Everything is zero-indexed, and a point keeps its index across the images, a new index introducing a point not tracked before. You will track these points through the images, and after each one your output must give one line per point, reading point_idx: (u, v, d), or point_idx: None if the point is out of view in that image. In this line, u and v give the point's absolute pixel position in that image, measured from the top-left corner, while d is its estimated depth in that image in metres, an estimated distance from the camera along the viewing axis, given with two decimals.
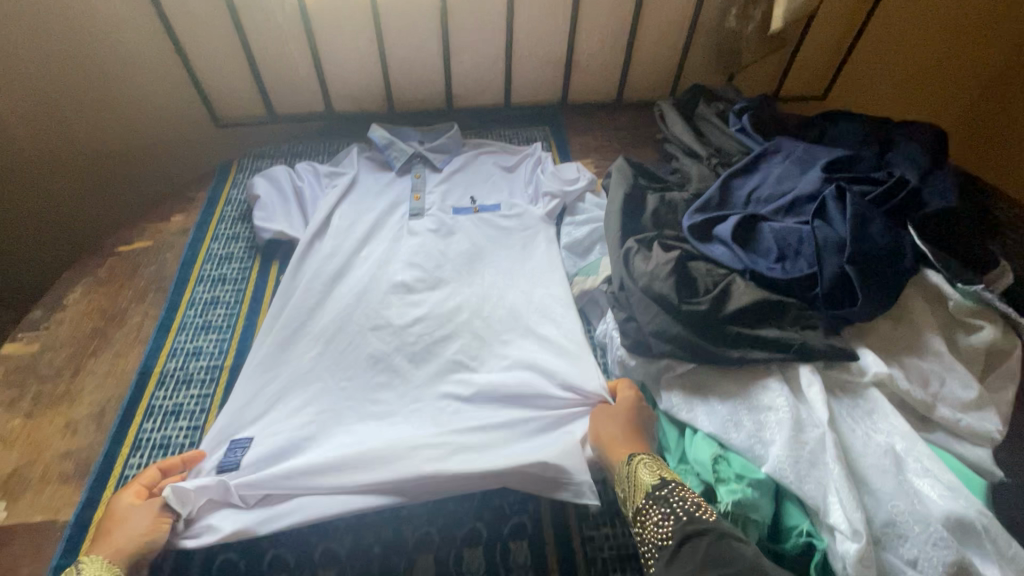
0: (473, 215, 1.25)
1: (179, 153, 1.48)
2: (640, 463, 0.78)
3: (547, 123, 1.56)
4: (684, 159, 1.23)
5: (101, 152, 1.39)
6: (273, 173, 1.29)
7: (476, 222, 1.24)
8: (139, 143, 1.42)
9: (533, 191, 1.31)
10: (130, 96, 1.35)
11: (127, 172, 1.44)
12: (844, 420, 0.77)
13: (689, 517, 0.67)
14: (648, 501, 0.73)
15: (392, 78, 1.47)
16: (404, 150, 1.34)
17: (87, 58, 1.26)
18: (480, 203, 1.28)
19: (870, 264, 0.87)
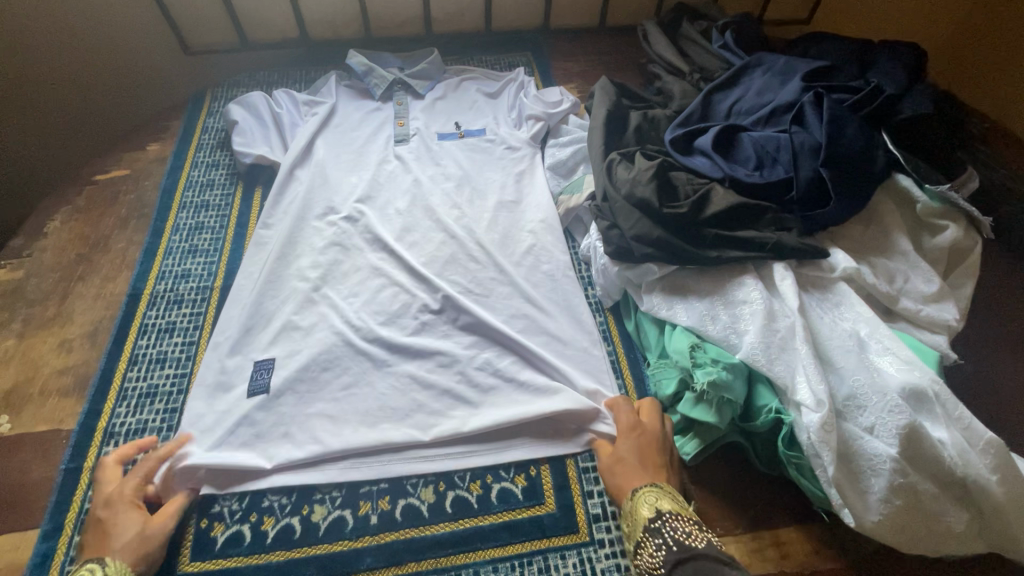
0: (458, 140, 1.24)
1: (150, 86, 1.43)
2: (644, 494, 0.72)
3: (529, 48, 1.53)
4: (668, 77, 1.22)
5: (62, 82, 1.32)
6: (250, 98, 1.25)
7: (462, 146, 1.23)
8: (103, 71, 1.35)
9: (516, 116, 1.29)
10: (95, 24, 1.30)
11: (97, 105, 1.39)
12: (814, 310, 0.82)
13: (681, 545, 0.64)
14: (644, 532, 0.68)
15: (368, 1, 1.42)
16: (384, 76, 1.31)
17: None
18: (465, 128, 1.27)
19: (843, 167, 0.90)
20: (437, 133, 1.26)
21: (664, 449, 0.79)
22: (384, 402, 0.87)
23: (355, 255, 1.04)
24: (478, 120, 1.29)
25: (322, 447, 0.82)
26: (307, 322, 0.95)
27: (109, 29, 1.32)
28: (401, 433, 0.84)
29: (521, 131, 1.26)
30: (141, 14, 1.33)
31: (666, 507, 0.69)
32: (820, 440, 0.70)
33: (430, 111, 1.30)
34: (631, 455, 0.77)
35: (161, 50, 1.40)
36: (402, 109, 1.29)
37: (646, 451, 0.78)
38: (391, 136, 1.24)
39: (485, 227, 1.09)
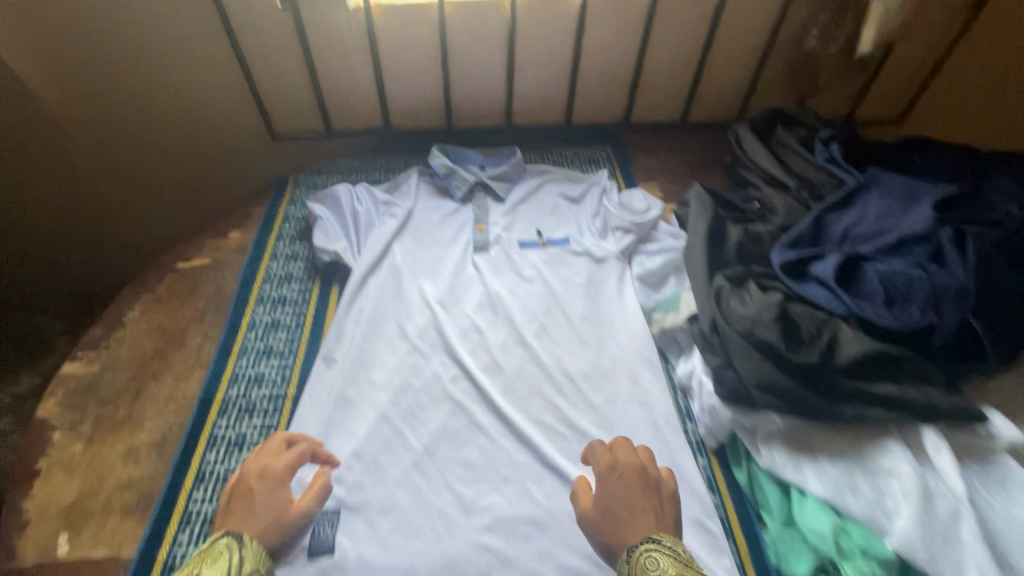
0: (541, 249, 1.21)
1: (242, 169, 1.49)
2: (644, 557, 0.67)
3: (608, 142, 1.50)
4: (767, 187, 1.16)
5: (168, 162, 1.43)
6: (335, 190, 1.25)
7: (544, 258, 1.19)
8: (191, 151, 1.42)
9: (601, 224, 1.25)
10: (201, 116, 1.37)
11: (195, 184, 1.48)
12: (979, 492, 0.71)
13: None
14: None
15: (453, 94, 1.43)
16: (466, 178, 1.31)
17: (163, 80, 1.29)
18: (548, 236, 1.23)
19: (992, 314, 0.83)
20: (519, 240, 1.23)
21: (653, 492, 0.75)
22: (468, 552, 0.79)
23: (437, 371, 1.00)
24: (560, 228, 1.25)
25: None
26: (388, 450, 0.90)
27: (213, 120, 1.39)
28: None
29: (608, 242, 1.21)
30: (238, 105, 1.38)
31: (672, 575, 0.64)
32: None
33: (512, 217, 1.28)
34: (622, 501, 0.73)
35: (250, 135, 1.43)
36: (482, 212, 1.27)
37: (635, 491, 0.74)
38: (471, 241, 1.22)
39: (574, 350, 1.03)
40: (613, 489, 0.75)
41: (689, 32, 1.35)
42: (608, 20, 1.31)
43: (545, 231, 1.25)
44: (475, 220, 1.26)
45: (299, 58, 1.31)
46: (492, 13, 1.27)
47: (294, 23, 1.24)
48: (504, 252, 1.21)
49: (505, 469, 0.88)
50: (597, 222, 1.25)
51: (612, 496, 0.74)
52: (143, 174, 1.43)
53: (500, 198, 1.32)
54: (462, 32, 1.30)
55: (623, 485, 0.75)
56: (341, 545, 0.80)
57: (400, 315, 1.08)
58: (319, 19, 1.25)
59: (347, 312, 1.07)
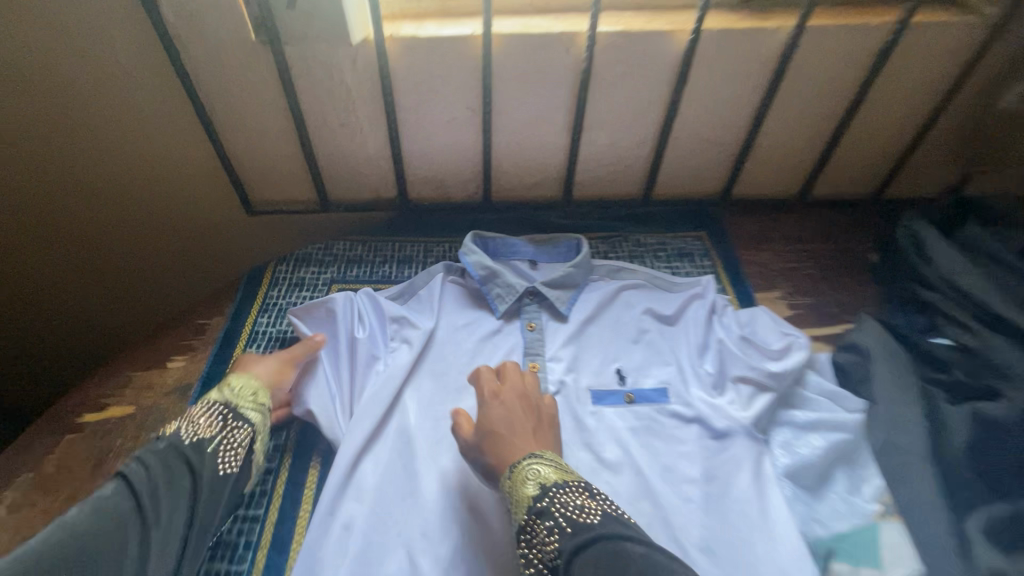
0: (626, 410, 0.80)
1: (218, 255, 1.14)
2: (526, 469, 0.62)
3: (702, 228, 1.10)
4: (992, 339, 0.73)
5: (131, 247, 1.09)
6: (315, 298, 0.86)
7: (631, 428, 0.78)
8: (147, 228, 1.07)
9: (715, 368, 0.82)
10: (160, 193, 1.02)
11: (166, 271, 1.15)
12: None
13: (575, 528, 0.54)
14: (530, 517, 0.58)
15: (493, 161, 1.05)
16: (512, 283, 0.89)
17: (102, 149, 0.94)
18: (636, 388, 0.81)
19: None
20: (592, 395, 0.81)
21: (532, 411, 0.70)
22: None
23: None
24: (654, 373, 0.83)
25: None
26: None
27: (174, 195, 1.03)
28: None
29: (727, 403, 0.79)
30: (203, 173, 1.01)
31: (553, 481, 0.60)
32: None
33: (576, 349, 0.86)
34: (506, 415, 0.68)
35: (221, 210, 1.07)
36: (536, 339, 0.85)
37: (531, 416, 0.70)
38: None
39: None
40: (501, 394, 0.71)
41: (833, 86, 0.95)
42: (720, 68, 0.92)
43: (628, 377, 0.83)
44: (527, 351, 0.84)
45: (283, 111, 0.94)
46: (557, 56, 0.89)
47: (276, 66, 0.87)
48: (574, 415, 0.79)
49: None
50: (707, 365, 0.83)
51: (494, 420, 0.68)
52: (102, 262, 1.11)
53: (561, 315, 0.89)
54: (513, 81, 0.92)
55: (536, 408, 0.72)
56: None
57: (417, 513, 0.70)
58: (310, 61, 0.87)
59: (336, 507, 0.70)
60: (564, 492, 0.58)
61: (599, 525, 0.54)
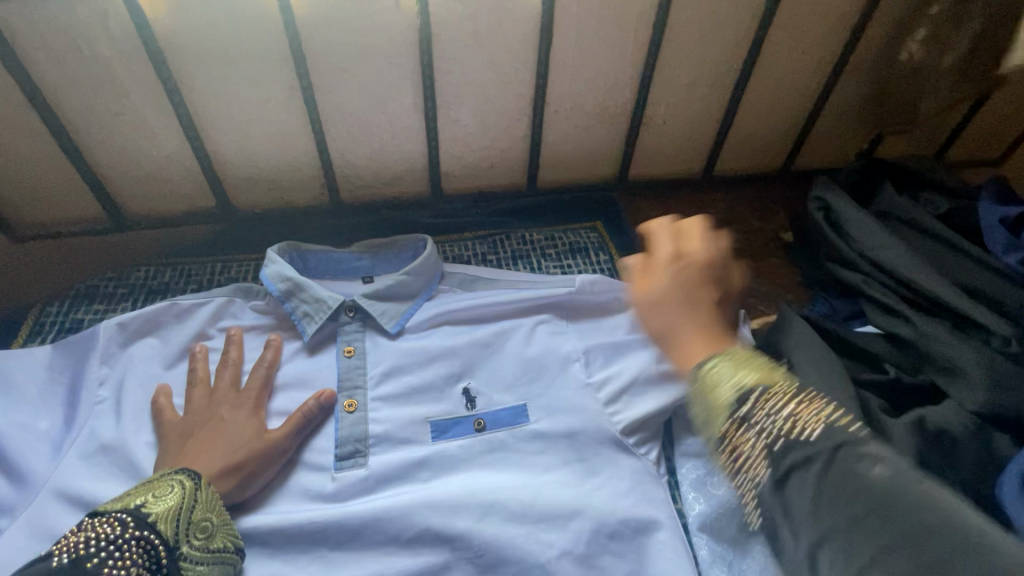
0: (476, 441, 0.64)
1: None
2: (713, 373, 0.46)
3: (598, 219, 0.94)
4: (920, 321, 0.61)
5: None
6: (79, 343, 0.66)
7: (472, 470, 0.62)
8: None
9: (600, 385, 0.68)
10: None
11: None
12: None
13: (787, 457, 0.39)
14: (731, 424, 0.43)
15: (336, 154, 0.84)
16: (320, 296, 0.71)
17: None
18: (488, 408, 0.66)
19: None
20: (434, 425, 0.64)
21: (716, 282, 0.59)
22: None
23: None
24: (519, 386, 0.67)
25: None
26: None
27: None
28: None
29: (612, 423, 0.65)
30: None
31: (757, 381, 0.43)
32: None
33: (408, 371, 0.68)
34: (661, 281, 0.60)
35: None
36: (355, 367, 0.68)
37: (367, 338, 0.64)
38: (334, 439, 0.63)
39: None
40: (659, 271, 0.61)
41: (722, 41, 0.82)
42: (592, 22, 0.76)
43: (479, 397, 0.67)
44: (340, 386, 0.66)
45: (19, 100, 0.69)
46: (384, 12, 0.70)
47: None
48: (404, 456, 0.62)
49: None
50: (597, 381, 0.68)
51: (657, 321, 0.59)
52: None
53: (388, 332, 0.71)
54: (336, 46, 0.72)
55: (676, 280, 0.59)
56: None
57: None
58: (39, 26, 0.64)
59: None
60: (778, 412, 0.41)
61: (807, 454, 0.39)
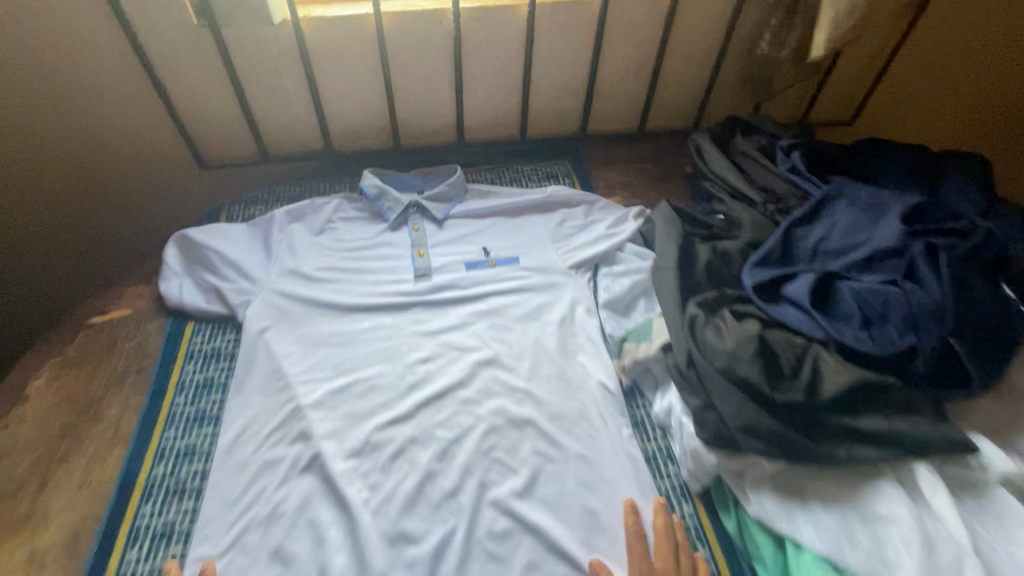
0: (490, 269, 1.14)
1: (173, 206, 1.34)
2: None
3: (566, 157, 1.43)
4: (731, 202, 1.11)
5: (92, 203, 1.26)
6: (266, 220, 1.18)
7: (487, 281, 1.12)
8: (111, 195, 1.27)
9: (562, 246, 1.19)
10: (116, 152, 1.21)
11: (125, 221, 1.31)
12: (978, 534, 0.65)
13: None
14: None
15: (398, 113, 1.33)
16: (399, 199, 1.23)
17: (66, 114, 1.13)
18: (496, 255, 1.17)
19: (970, 333, 0.78)
20: (465, 263, 1.16)
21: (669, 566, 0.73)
22: None
23: (409, 432, 0.88)
24: (514, 245, 1.19)
25: None
26: (343, 518, 0.79)
27: (127, 149, 1.22)
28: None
29: (563, 259, 1.15)
30: (160, 136, 1.23)
31: None
32: None
33: (450, 243, 1.20)
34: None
35: (173, 163, 1.28)
36: (420, 236, 1.20)
37: None
38: (412, 269, 1.14)
39: (560, 402, 0.93)
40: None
41: (642, 40, 1.30)
42: (558, 29, 1.25)
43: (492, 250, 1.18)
44: (413, 245, 1.18)
45: (223, 80, 1.18)
46: (434, 26, 1.19)
47: (215, 40, 1.11)
48: (452, 275, 1.13)
49: (492, 535, 0.78)
50: (559, 244, 1.19)
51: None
52: (73, 218, 1.27)
53: (437, 220, 1.23)
54: (404, 46, 1.21)
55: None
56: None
57: (336, 364, 0.97)
58: (242, 38, 1.13)
59: (286, 335, 1.01)
60: None
61: None
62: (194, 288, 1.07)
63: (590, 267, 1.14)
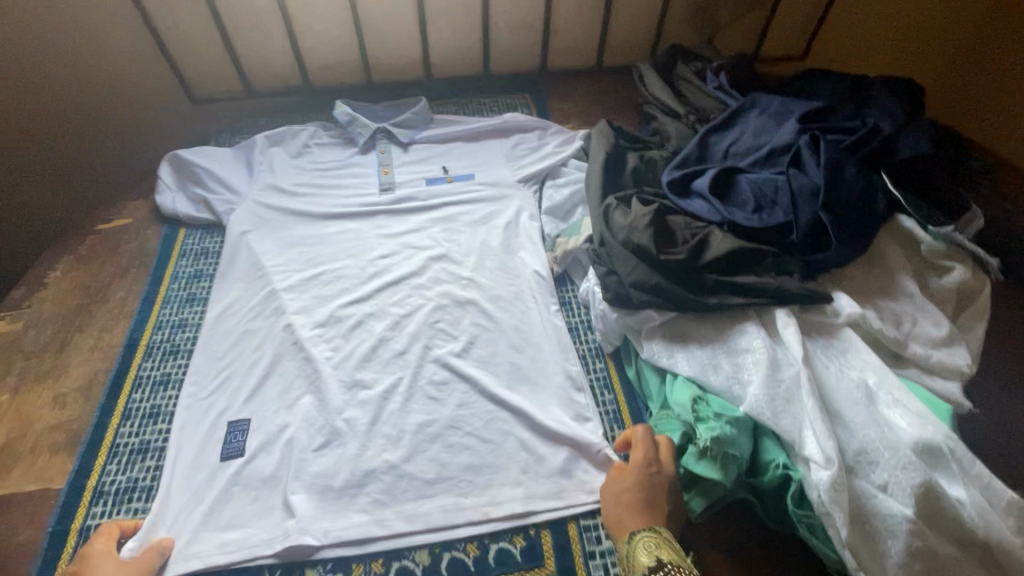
0: (447, 185, 1.25)
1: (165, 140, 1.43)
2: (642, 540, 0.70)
3: (526, 89, 1.54)
4: (663, 118, 1.23)
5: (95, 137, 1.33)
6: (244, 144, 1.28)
7: (445, 193, 1.23)
8: (100, 122, 1.32)
9: (515, 163, 1.30)
10: (114, 82, 1.31)
11: (123, 159, 1.38)
12: (820, 359, 0.79)
13: None
14: None
15: (368, 49, 1.45)
16: (366, 124, 1.31)
17: (72, 42, 1.22)
18: (453, 172, 1.28)
19: (844, 208, 0.89)
20: (426, 179, 1.26)
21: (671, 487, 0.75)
22: (382, 454, 0.85)
23: (368, 308, 1.03)
24: (472, 163, 1.30)
25: (333, 490, 0.82)
26: (308, 368, 0.94)
27: (122, 80, 1.32)
28: (404, 472, 0.84)
29: (513, 173, 1.27)
30: (152, 69, 1.35)
31: (666, 559, 0.67)
32: (831, 500, 0.67)
33: (413, 163, 1.30)
34: (627, 501, 0.75)
35: (163, 96, 1.39)
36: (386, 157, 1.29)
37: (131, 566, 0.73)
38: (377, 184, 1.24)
39: (498, 287, 1.06)
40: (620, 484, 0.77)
41: None
42: None
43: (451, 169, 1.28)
44: (379, 164, 1.28)
45: (206, 18, 1.30)
46: None
47: None
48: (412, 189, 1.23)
49: (432, 381, 0.93)
50: (512, 162, 1.30)
51: (614, 505, 0.76)
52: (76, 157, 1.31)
53: (403, 144, 1.33)
54: None
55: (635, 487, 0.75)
56: (252, 448, 0.85)
57: (306, 256, 1.11)
58: None
59: (264, 237, 1.13)
60: None
61: None
62: (184, 200, 1.20)
63: (537, 180, 1.26)
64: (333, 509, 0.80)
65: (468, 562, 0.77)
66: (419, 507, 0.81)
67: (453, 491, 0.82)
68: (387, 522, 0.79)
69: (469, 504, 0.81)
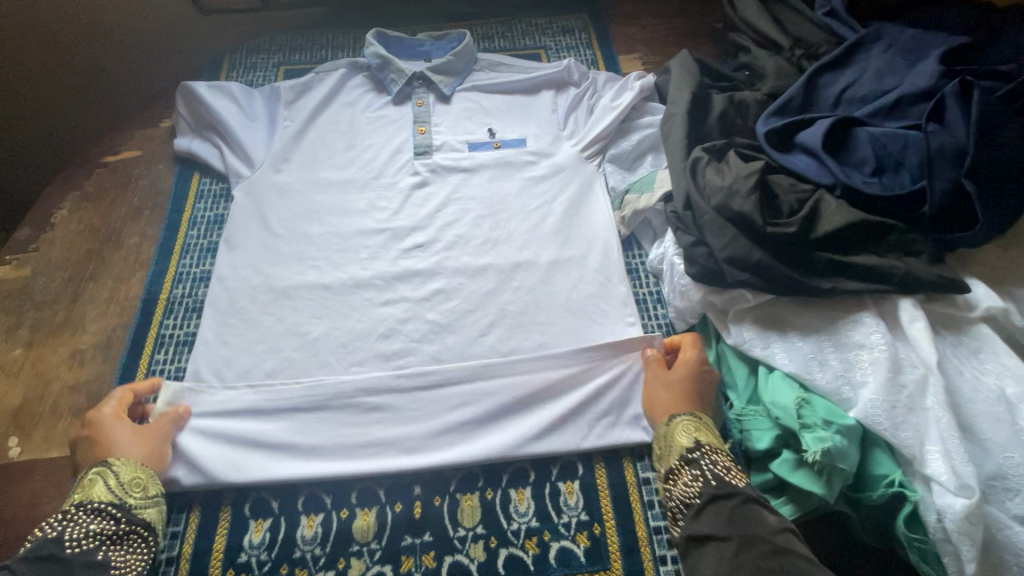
0: (495, 153, 1.02)
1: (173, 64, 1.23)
2: (680, 422, 0.73)
3: (585, 8, 1.31)
4: (757, 51, 1.03)
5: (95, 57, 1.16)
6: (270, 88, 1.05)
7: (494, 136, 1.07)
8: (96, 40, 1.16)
9: (574, 127, 1.06)
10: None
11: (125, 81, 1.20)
12: (951, 362, 0.67)
13: (719, 482, 0.66)
14: (681, 462, 0.70)
15: None
16: (403, 69, 1.06)
17: None
18: (501, 137, 1.03)
19: (993, 178, 0.73)
20: (467, 142, 1.02)
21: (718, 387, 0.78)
22: (432, 440, 0.77)
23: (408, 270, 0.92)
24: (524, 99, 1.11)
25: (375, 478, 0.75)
26: (343, 338, 0.84)
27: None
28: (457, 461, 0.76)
29: (571, 141, 1.04)
30: None
31: (705, 441, 0.71)
32: (960, 531, 0.58)
33: None
34: (678, 387, 0.77)
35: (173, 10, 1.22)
36: (422, 111, 1.04)
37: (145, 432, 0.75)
38: (410, 146, 1.01)
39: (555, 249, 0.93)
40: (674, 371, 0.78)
41: None
42: None
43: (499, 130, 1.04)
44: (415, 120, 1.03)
45: None
46: None
47: None
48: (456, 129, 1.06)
49: (482, 356, 0.83)
50: (568, 129, 1.05)
51: (658, 394, 0.77)
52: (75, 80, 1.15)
53: (443, 96, 1.07)
54: None
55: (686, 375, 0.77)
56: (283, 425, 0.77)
57: (334, 202, 0.96)
58: None
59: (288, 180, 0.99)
60: (711, 459, 0.69)
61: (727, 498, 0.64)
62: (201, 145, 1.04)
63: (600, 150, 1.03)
64: (378, 494, 0.75)
65: (527, 561, 0.71)
66: (470, 497, 0.75)
67: (509, 481, 0.76)
68: (438, 516, 0.74)
69: (529, 497, 0.75)
